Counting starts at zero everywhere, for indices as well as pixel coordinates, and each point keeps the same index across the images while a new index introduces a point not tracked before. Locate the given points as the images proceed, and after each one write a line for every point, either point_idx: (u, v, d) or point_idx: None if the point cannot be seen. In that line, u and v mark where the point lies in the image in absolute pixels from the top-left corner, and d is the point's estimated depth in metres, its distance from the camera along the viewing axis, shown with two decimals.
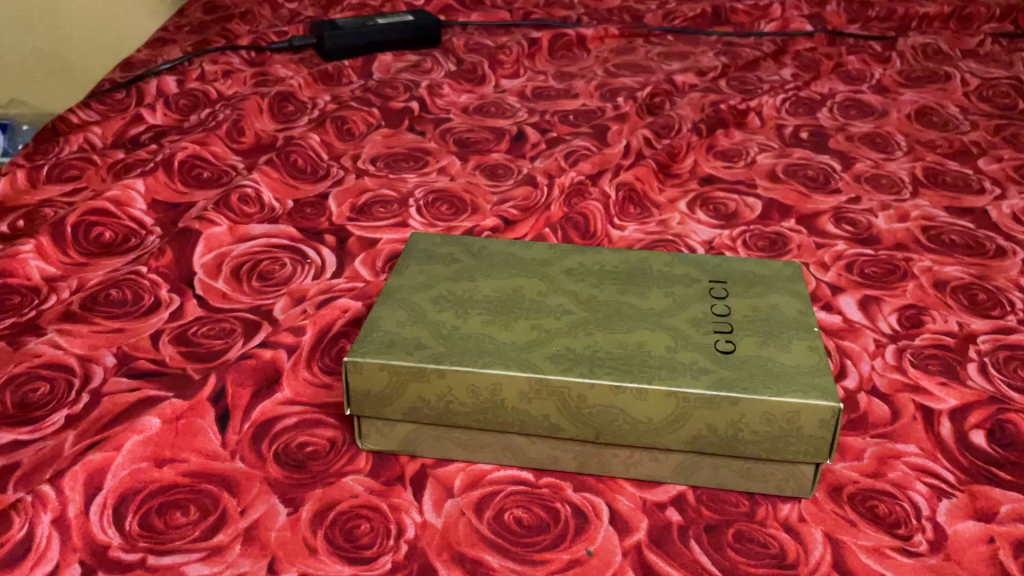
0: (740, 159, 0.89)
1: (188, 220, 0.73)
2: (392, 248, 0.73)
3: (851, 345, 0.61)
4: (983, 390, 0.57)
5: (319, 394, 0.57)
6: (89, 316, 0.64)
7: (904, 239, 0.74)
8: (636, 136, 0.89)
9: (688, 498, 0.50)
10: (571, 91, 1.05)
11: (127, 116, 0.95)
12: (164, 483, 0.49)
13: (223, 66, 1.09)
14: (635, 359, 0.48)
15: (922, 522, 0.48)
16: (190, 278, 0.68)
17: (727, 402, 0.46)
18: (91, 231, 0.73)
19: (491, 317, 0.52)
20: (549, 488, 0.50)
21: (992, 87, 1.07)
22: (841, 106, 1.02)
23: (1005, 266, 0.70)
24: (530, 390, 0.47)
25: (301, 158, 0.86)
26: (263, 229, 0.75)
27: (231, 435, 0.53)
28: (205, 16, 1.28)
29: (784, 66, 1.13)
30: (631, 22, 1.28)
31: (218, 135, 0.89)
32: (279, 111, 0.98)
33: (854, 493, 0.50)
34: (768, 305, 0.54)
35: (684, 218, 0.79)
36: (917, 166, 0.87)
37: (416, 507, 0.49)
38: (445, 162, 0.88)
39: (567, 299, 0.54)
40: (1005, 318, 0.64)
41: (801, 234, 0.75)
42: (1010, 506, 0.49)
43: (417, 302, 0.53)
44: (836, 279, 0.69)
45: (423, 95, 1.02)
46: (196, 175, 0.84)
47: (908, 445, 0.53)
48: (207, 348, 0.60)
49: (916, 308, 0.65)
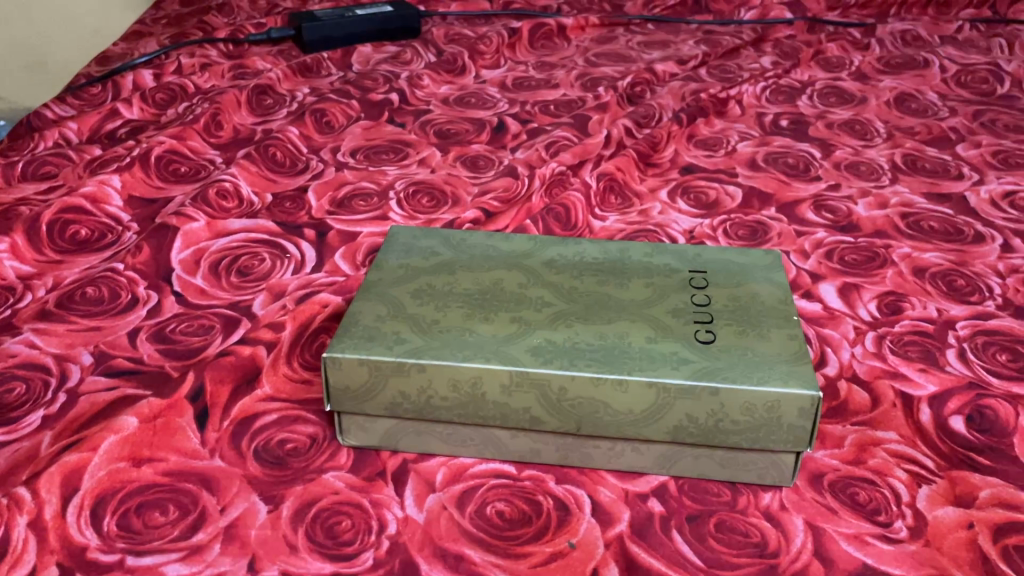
0: (721, 147, 0.89)
1: (165, 217, 0.73)
2: (372, 242, 0.73)
3: (831, 332, 0.61)
4: (961, 376, 0.57)
5: (299, 390, 0.56)
6: (65, 314, 0.63)
7: (883, 226, 0.75)
8: (616, 126, 0.89)
9: (670, 489, 0.50)
10: (552, 81, 1.05)
11: (103, 111, 0.94)
12: (142, 483, 0.49)
13: (200, 59, 1.08)
14: (616, 350, 0.48)
15: (902, 508, 0.48)
16: (168, 274, 0.68)
17: (708, 392, 0.46)
18: (67, 228, 0.73)
19: (471, 310, 0.52)
20: (531, 481, 0.50)
21: (970, 73, 1.07)
22: (820, 93, 1.02)
23: (984, 251, 0.71)
24: (511, 383, 0.47)
25: (280, 151, 0.86)
26: (241, 224, 0.74)
27: (210, 433, 0.53)
28: (183, 10, 1.27)
29: (764, 53, 1.13)
30: (611, 11, 1.27)
31: (195, 129, 0.89)
32: (258, 104, 0.98)
33: (834, 481, 0.50)
34: (748, 294, 0.54)
35: (664, 207, 0.79)
36: (896, 152, 0.88)
37: (398, 502, 0.49)
38: (426, 154, 0.88)
39: (548, 291, 0.54)
40: (983, 304, 0.64)
41: (781, 222, 0.75)
42: (989, 491, 0.49)
43: (396, 297, 0.53)
44: (816, 267, 0.69)
45: (403, 86, 1.02)
46: (174, 170, 0.83)
47: (888, 432, 0.53)
48: (185, 345, 0.60)
49: (896, 294, 0.65)
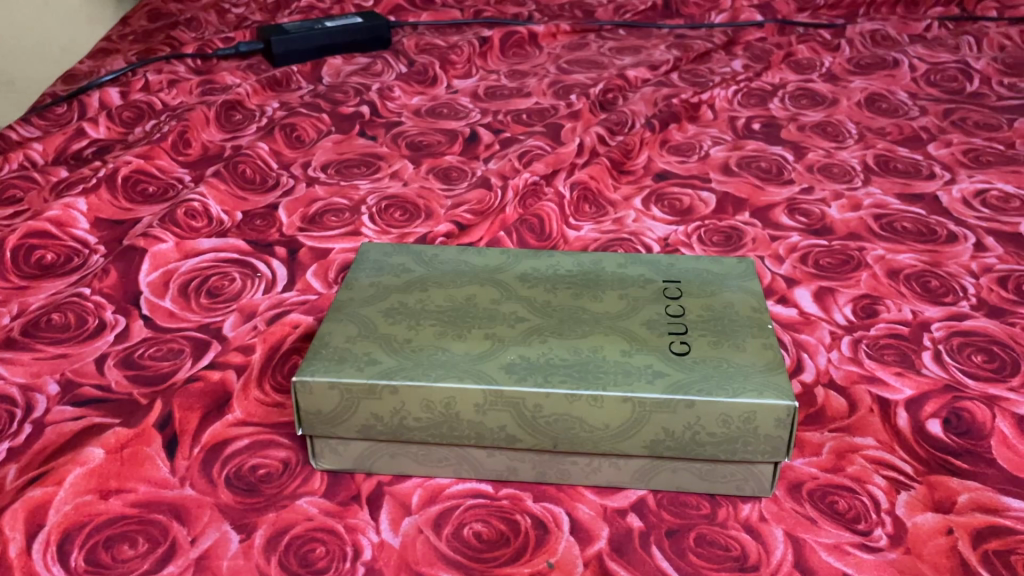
0: (694, 153, 0.89)
1: (133, 238, 0.72)
2: (345, 258, 0.72)
3: (807, 338, 0.61)
4: (938, 378, 0.57)
5: (270, 414, 0.55)
6: (30, 342, 0.61)
7: (857, 228, 0.75)
8: (589, 134, 0.89)
9: (649, 503, 0.49)
10: (524, 90, 1.05)
11: (68, 132, 0.93)
12: (110, 515, 0.48)
13: (168, 75, 1.06)
14: (590, 365, 0.48)
15: (881, 515, 0.48)
16: (136, 297, 0.66)
17: (684, 405, 0.45)
18: (32, 254, 0.71)
19: (443, 327, 0.51)
20: (508, 500, 0.50)
21: (940, 71, 1.08)
22: (792, 96, 1.02)
23: (957, 251, 0.71)
24: (485, 402, 0.46)
25: (250, 168, 0.85)
26: (211, 243, 0.73)
27: (181, 461, 0.52)
28: (150, 25, 1.25)
29: (735, 56, 1.14)
30: (583, 17, 1.27)
31: (163, 147, 0.87)
32: (227, 120, 0.96)
33: (813, 489, 0.49)
34: (722, 303, 0.53)
35: (639, 215, 0.78)
36: (868, 153, 0.88)
37: (373, 526, 0.48)
38: (398, 167, 0.87)
39: (521, 306, 0.53)
40: (958, 304, 0.64)
41: (755, 227, 0.75)
42: (968, 495, 0.49)
43: (367, 316, 0.52)
44: (791, 271, 0.69)
45: (374, 98, 1.01)
46: (142, 191, 0.82)
47: (866, 438, 0.53)
48: (154, 371, 0.59)
49: (871, 297, 0.65)
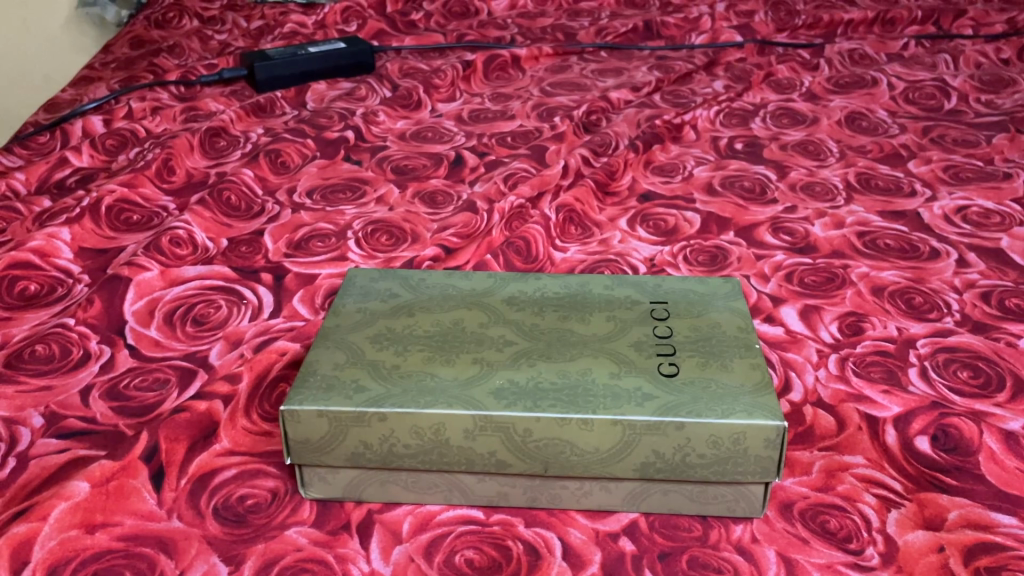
0: (677, 173, 0.90)
1: (117, 267, 0.71)
2: (332, 284, 0.72)
3: (795, 356, 0.61)
4: (925, 395, 0.57)
5: (259, 442, 0.55)
6: (13, 375, 0.61)
7: (840, 246, 0.75)
8: (574, 156, 0.89)
9: (641, 526, 0.49)
10: (508, 112, 1.05)
11: (51, 161, 0.92)
12: (97, 550, 0.47)
13: (151, 102, 1.06)
14: (579, 389, 0.48)
15: (873, 534, 0.48)
16: (121, 327, 0.66)
17: (673, 427, 0.45)
18: (15, 286, 0.71)
19: (431, 353, 0.51)
20: (499, 525, 0.49)
21: (918, 89, 1.09)
22: (773, 115, 1.03)
23: (940, 268, 0.72)
24: (474, 427, 0.46)
25: (234, 195, 0.85)
26: (196, 271, 0.73)
27: (168, 493, 0.51)
28: (132, 52, 1.25)
29: (716, 77, 1.15)
30: (564, 39, 1.28)
31: (147, 175, 0.87)
32: (211, 147, 0.96)
33: (804, 509, 0.49)
34: (709, 323, 0.53)
35: (625, 236, 0.78)
36: (850, 171, 0.89)
37: (364, 555, 0.48)
38: (384, 191, 0.87)
39: (509, 329, 0.53)
40: (942, 320, 0.65)
41: (740, 246, 0.76)
42: (958, 512, 0.49)
43: (356, 343, 0.52)
44: (777, 290, 0.69)
45: (358, 123, 1.01)
46: (125, 219, 0.81)
47: (855, 456, 0.53)
48: (140, 401, 0.58)
49: (856, 315, 0.66)
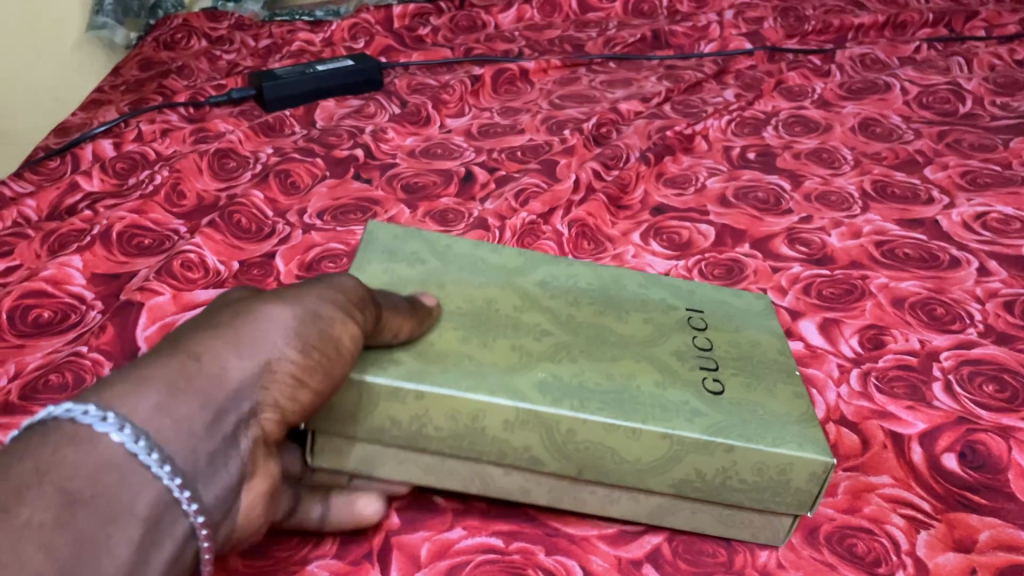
0: (690, 185, 0.89)
1: (130, 292, 0.71)
2: None
3: (815, 372, 0.60)
4: (951, 411, 0.56)
5: None
6: (27, 406, 0.60)
7: (858, 256, 0.74)
8: (585, 170, 0.89)
9: (664, 552, 0.48)
10: (517, 126, 1.05)
11: (62, 186, 0.92)
12: None
13: (161, 124, 1.06)
14: (625, 395, 0.47)
15: (902, 557, 0.47)
16: (134, 354, 0.65)
17: (722, 448, 0.45)
18: (29, 313, 0.71)
19: (468, 333, 0.50)
20: (519, 554, 0.48)
21: (931, 94, 1.08)
22: (786, 123, 1.02)
23: (960, 277, 0.70)
24: (516, 419, 0.45)
25: (244, 217, 0.84)
26: (207, 295, 0.72)
27: None
28: (141, 74, 1.25)
29: (726, 85, 1.14)
30: (572, 51, 1.28)
31: (156, 201, 0.87)
32: (220, 168, 0.96)
33: (831, 532, 0.48)
34: (749, 341, 0.54)
35: (638, 251, 0.77)
36: (866, 179, 0.88)
37: None
38: (395, 211, 0.86)
39: (545, 319, 0.53)
40: (965, 331, 0.63)
41: (756, 259, 0.75)
42: (988, 533, 0.48)
43: None
44: (794, 303, 0.68)
45: (367, 141, 1.01)
46: (137, 244, 0.81)
47: (881, 476, 0.52)
48: None
49: (877, 327, 0.64)
